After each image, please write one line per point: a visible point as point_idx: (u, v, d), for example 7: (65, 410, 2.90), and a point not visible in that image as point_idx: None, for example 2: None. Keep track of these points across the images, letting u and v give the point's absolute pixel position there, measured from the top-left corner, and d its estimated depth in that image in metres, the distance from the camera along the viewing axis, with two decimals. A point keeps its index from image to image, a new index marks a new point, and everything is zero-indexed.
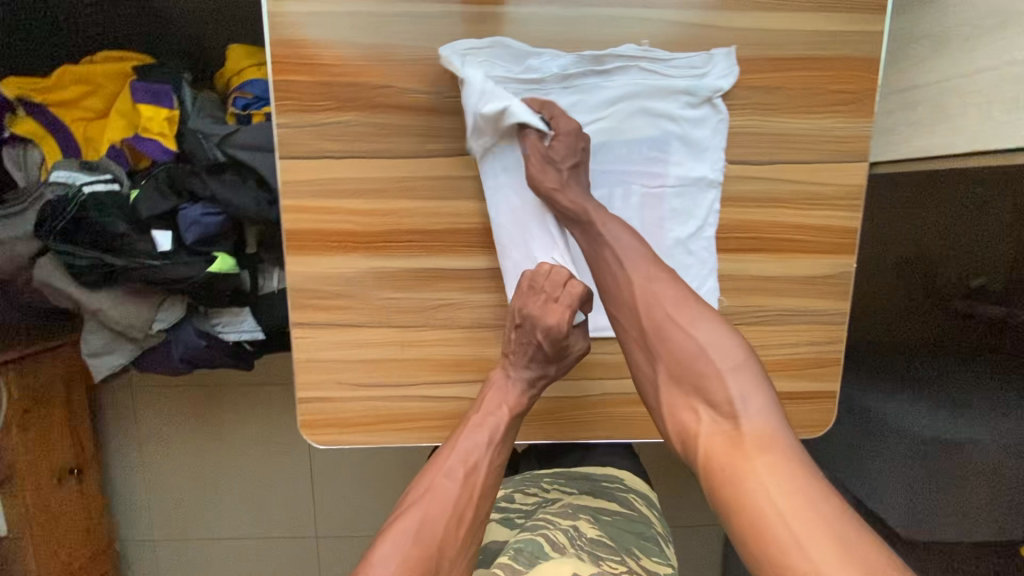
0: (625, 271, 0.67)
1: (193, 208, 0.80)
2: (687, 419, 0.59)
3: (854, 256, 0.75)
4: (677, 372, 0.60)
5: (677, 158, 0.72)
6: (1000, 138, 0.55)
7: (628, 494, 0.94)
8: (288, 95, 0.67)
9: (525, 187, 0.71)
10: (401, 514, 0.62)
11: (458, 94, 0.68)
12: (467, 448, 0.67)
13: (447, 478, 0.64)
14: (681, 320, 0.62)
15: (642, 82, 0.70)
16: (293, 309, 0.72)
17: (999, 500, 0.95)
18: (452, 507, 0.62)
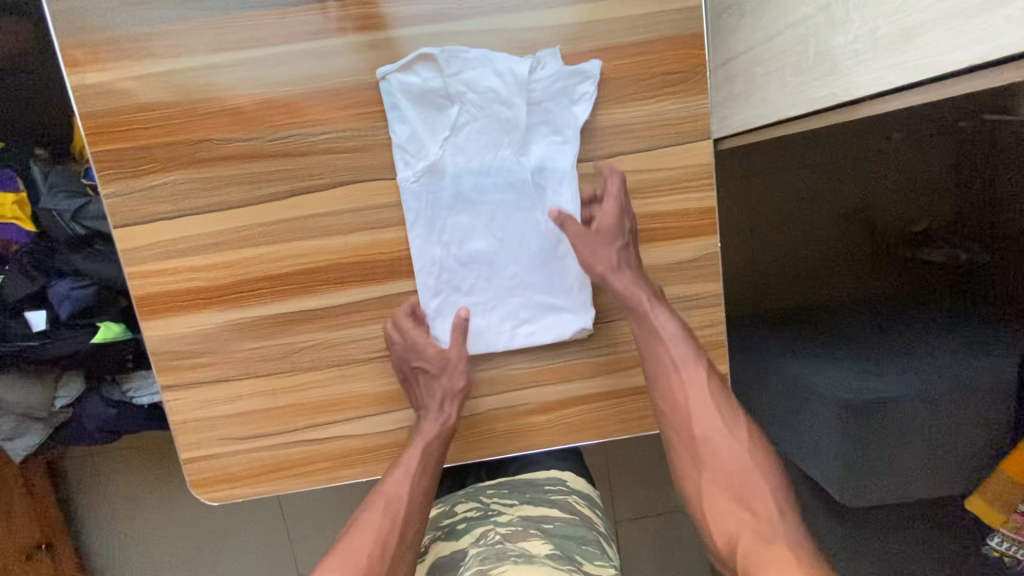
0: (678, 373, 0.69)
1: (61, 284, 0.81)
2: (725, 521, 0.62)
3: (717, 234, 0.73)
4: (726, 478, 0.64)
5: (531, 160, 0.70)
6: (797, 103, 0.53)
7: (569, 498, 0.85)
8: (109, 164, 0.66)
9: (498, 190, 0.70)
10: (334, 553, 0.65)
11: (279, 137, 0.67)
12: (392, 485, 0.70)
13: (373, 513, 0.68)
14: (728, 432, 0.66)
15: (486, 89, 0.67)
16: (159, 373, 0.72)
17: (946, 462, 0.92)
18: (378, 541, 0.66)
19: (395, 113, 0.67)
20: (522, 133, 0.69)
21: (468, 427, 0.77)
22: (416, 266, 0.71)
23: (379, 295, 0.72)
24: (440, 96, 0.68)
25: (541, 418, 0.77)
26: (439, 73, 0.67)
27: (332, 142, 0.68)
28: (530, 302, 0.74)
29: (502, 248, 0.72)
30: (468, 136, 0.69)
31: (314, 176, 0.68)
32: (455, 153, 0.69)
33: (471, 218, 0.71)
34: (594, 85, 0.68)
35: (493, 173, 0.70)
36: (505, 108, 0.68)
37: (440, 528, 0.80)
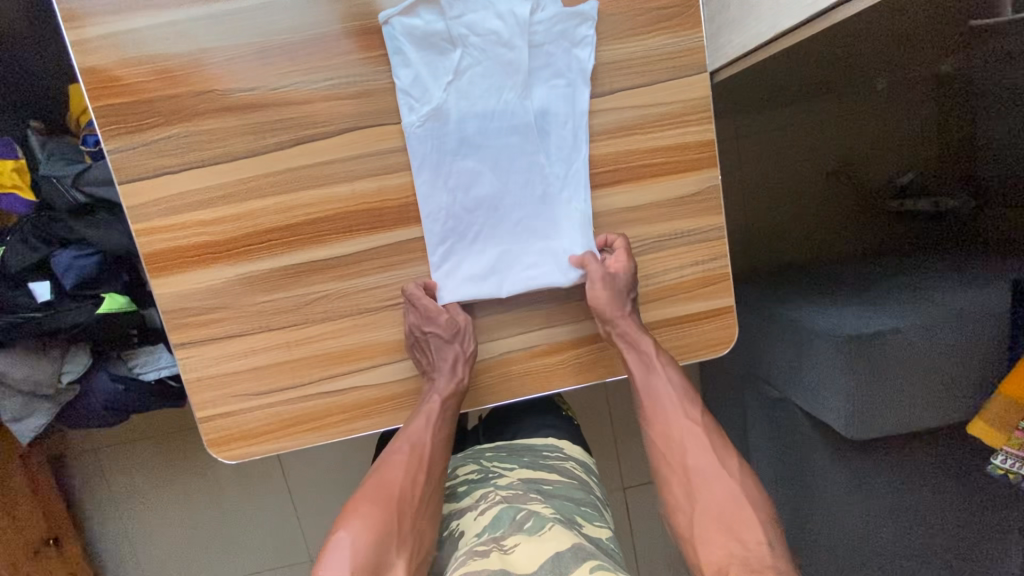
0: (675, 414, 0.72)
1: (64, 254, 0.81)
2: (716, 554, 0.62)
3: (716, 167, 0.74)
4: (716, 507, 0.65)
5: (536, 104, 0.71)
6: (793, 13, 0.56)
7: (567, 464, 0.81)
8: (113, 119, 0.66)
9: (501, 135, 0.71)
10: (360, 496, 0.68)
11: (282, 86, 0.67)
12: (413, 432, 0.71)
13: (396, 458, 0.70)
14: (720, 466, 0.68)
15: (489, 32, 0.68)
16: (171, 331, 0.72)
17: (933, 389, 0.94)
18: (402, 480, 0.68)
19: (398, 58, 0.68)
20: (525, 76, 0.70)
21: (481, 373, 0.77)
22: (422, 209, 0.72)
23: (387, 242, 0.72)
24: (442, 38, 0.68)
25: (554, 360, 0.77)
26: (441, 16, 0.67)
27: (335, 88, 0.68)
28: (536, 246, 0.75)
29: (506, 193, 0.73)
30: (470, 80, 0.69)
31: (319, 124, 0.69)
32: (459, 98, 0.69)
33: (476, 162, 0.72)
34: (593, 26, 0.69)
35: (496, 117, 0.70)
36: (507, 50, 0.69)
37: (440, 489, 0.77)
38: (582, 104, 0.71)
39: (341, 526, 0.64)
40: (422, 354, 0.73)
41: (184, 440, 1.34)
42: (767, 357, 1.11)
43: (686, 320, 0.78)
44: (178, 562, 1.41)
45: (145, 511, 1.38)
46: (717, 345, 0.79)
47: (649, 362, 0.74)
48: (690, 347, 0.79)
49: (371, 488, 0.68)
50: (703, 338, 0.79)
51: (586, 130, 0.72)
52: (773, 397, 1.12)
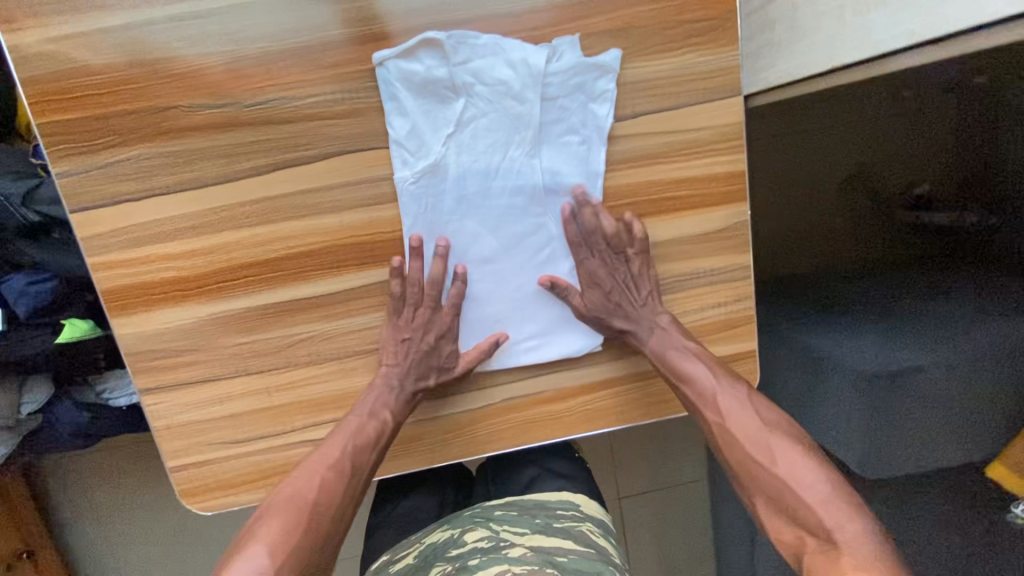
0: (718, 414, 0.65)
1: (15, 279, 0.72)
2: (788, 544, 0.58)
3: (745, 201, 0.67)
4: (773, 497, 0.60)
5: (546, 163, 0.64)
6: (858, 47, 0.47)
7: (583, 527, 0.73)
8: (60, 138, 0.57)
9: (507, 198, 0.64)
10: (274, 509, 0.58)
11: (259, 103, 0.58)
12: (342, 445, 0.63)
13: (322, 474, 0.61)
14: (789, 455, 0.60)
15: (496, 82, 0.60)
16: (136, 374, 0.64)
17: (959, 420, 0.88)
18: (332, 500, 0.60)
19: (392, 104, 0.60)
20: (535, 133, 0.62)
21: (480, 421, 0.70)
22: (412, 267, 0.64)
23: (378, 280, 0.65)
24: (444, 86, 0.60)
25: (561, 407, 0.71)
26: (444, 61, 0.59)
27: (319, 106, 0.59)
28: (539, 316, 0.69)
29: (509, 253, 0.66)
30: (474, 133, 0.62)
31: (301, 146, 0.60)
32: (459, 154, 0.62)
33: (476, 223, 0.64)
34: (615, 80, 0.62)
35: (502, 176, 0.63)
36: (517, 103, 0.61)
37: (446, 561, 0.68)
38: (596, 166, 0.64)
39: (253, 541, 0.55)
40: (398, 358, 0.66)
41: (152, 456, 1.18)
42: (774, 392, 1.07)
43: None
44: None
45: None
46: None
47: (667, 361, 0.67)
48: None
49: (285, 501, 0.59)
50: None
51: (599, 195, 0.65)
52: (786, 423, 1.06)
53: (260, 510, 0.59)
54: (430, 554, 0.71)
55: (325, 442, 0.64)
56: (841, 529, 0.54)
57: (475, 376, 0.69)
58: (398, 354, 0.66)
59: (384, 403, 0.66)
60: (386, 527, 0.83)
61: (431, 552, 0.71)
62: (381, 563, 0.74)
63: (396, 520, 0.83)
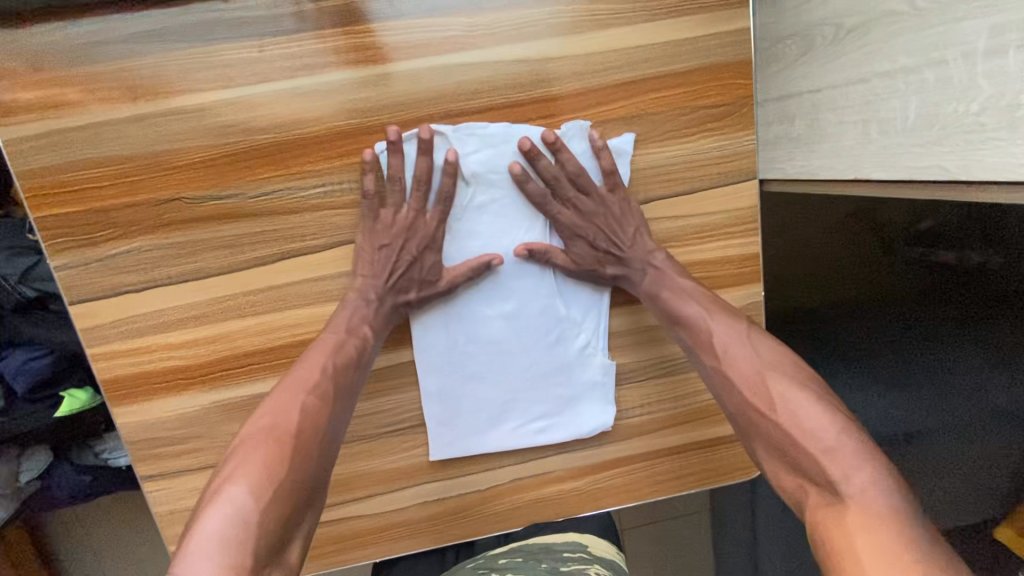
0: (709, 355, 0.58)
1: (14, 357, 0.70)
2: (791, 494, 0.49)
3: (760, 283, 0.66)
4: (775, 446, 0.51)
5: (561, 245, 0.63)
6: (880, 163, 0.50)
7: (591, 570, 0.61)
8: (57, 231, 0.56)
9: (520, 288, 0.63)
10: (254, 441, 0.50)
11: (264, 193, 0.57)
12: (311, 366, 0.56)
13: (306, 398, 0.53)
14: (785, 393, 0.52)
15: (508, 169, 0.59)
16: (137, 462, 0.63)
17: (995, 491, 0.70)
18: (316, 426, 0.52)
19: (404, 199, 0.59)
20: (545, 217, 0.62)
21: (488, 500, 0.69)
22: (420, 355, 0.64)
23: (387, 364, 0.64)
24: (456, 176, 0.59)
25: (571, 485, 0.70)
26: (455, 152, 0.58)
27: (326, 196, 0.58)
28: (547, 397, 0.66)
29: (518, 341, 0.64)
30: (486, 221, 0.61)
31: (307, 237, 0.59)
32: (468, 239, 0.61)
33: (488, 310, 0.63)
34: (628, 164, 0.61)
35: (514, 263, 0.62)
36: (529, 188, 0.60)
37: None
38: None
39: (230, 483, 0.46)
40: (376, 267, 0.59)
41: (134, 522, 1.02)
42: None
43: (717, 442, 0.71)
44: None
45: None
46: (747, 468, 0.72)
47: (658, 300, 0.61)
48: (717, 470, 0.72)
49: (262, 432, 0.51)
50: (734, 460, 0.72)
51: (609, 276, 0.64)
52: None
53: (238, 443, 0.51)
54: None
55: (298, 367, 0.56)
56: (847, 480, 0.45)
57: (483, 458, 0.68)
58: (376, 264, 0.59)
59: (363, 318, 0.59)
60: None
61: None
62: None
63: None
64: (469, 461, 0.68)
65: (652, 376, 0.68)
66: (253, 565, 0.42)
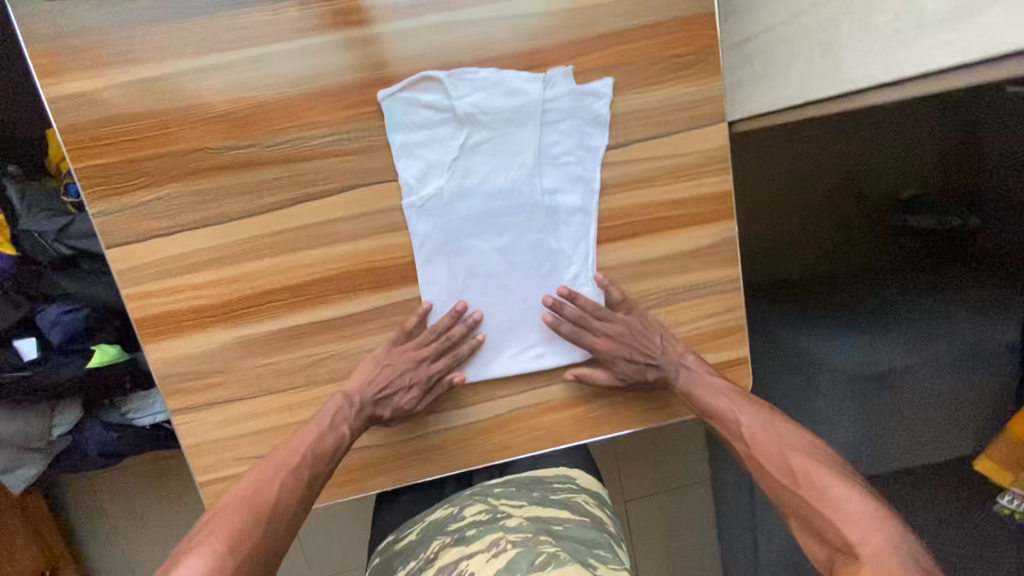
0: (740, 424, 0.69)
1: (50, 310, 0.76)
2: (820, 562, 0.59)
3: (733, 219, 0.72)
4: (802, 518, 0.61)
5: (550, 183, 0.68)
6: (824, 84, 0.58)
7: (577, 497, 0.79)
8: (97, 180, 0.62)
9: (514, 223, 0.69)
10: (234, 507, 0.60)
11: (279, 142, 0.63)
12: (304, 442, 0.66)
13: (285, 477, 0.64)
14: (813, 473, 0.62)
15: (498, 112, 0.65)
16: (167, 396, 0.69)
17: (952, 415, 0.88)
18: (287, 505, 0.62)
19: (403, 139, 0.65)
20: (534, 156, 0.67)
21: (490, 430, 0.75)
22: (422, 288, 0.69)
23: (394, 301, 0.69)
24: (450, 118, 0.65)
25: (566, 414, 0.75)
26: (448, 96, 0.64)
27: (335, 145, 0.64)
28: (542, 325, 0.72)
29: (514, 272, 0.70)
30: (478, 160, 0.67)
31: (319, 182, 0.65)
32: (464, 178, 0.67)
33: (485, 243, 0.69)
34: (608, 104, 0.67)
35: (507, 199, 0.68)
36: (518, 129, 0.66)
37: (447, 535, 0.74)
38: (592, 183, 0.69)
39: (203, 546, 0.56)
40: (367, 378, 0.69)
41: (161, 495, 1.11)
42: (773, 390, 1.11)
43: None
44: None
45: None
46: None
47: (693, 396, 0.72)
48: None
49: (242, 499, 0.61)
50: None
51: (595, 211, 0.69)
52: None
53: (215, 511, 0.61)
54: (431, 530, 0.77)
55: (284, 447, 0.67)
56: (865, 543, 0.55)
57: (485, 389, 0.74)
58: (370, 374, 0.69)
59: (344, 418, 0.68)
60: None
61: (436, 527, 0.77)
62: (390, 542, 0.81)
63: None
64: (471, 391, 0.74)
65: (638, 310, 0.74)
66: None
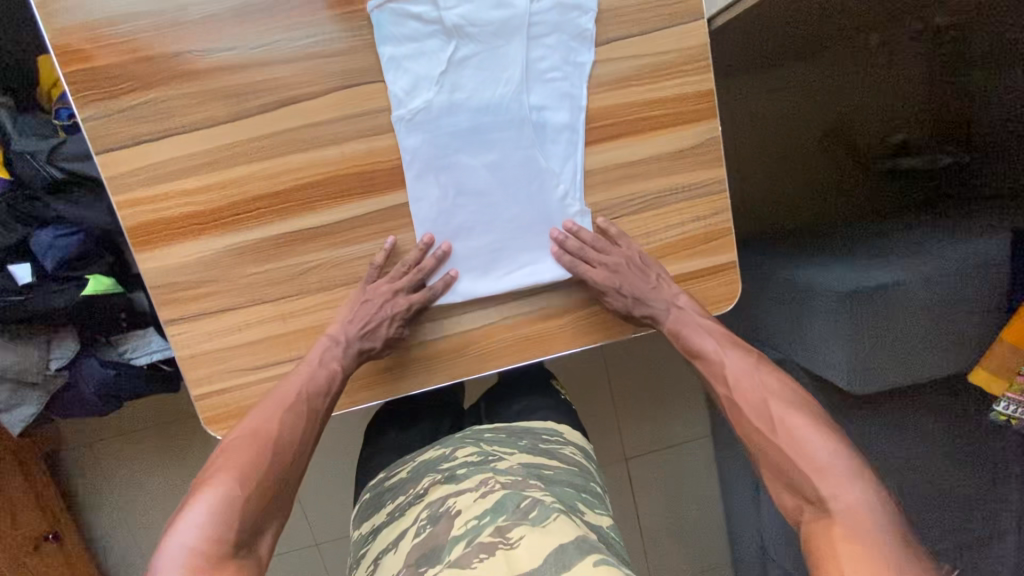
0: (724, 371, 0.68)
1: (43, 234, 0.78)
2: (789, 511, 0.58)
3: (716, 119, 0.73)
4: (774, 467, 0.60)
5: (538, 97, 0.69)
6: None
7: (566, 449, 0.80)
8: (85, 84, 0.63)
9: (503, 140, 0.69)
10: (237, 444, 0.61)
11: (264, 45, 0.64)
12: (301, 381, 0.67)
13: (285, 414, 0.64)
14: (791, 421, 0.61)
15: (487, 26, 0.66)
16: (160, 306, 0.70)
17: (946, 335, 0.87)
18: (291, 438, 0.63)
19: (392, 57, 0.66)
20: (522, 70, 0.68)
21: (481, 340, 0.75)
22: (411, 206, 0.70)
23: (381, 208, 0.70)
24: (437, 29, 0.66)
25: (556, 323, 0.76)
26: (435, 7, 0.65)
27: (319, 46, 0.65)
28: (531, 245, 0.73)
29: (504, 190, 0.71)
30: (466, 73, 0.67)
31: (304, 84, 0.66)
32: (453, 92, 0.67)
33: (474, 159, 0.69)
34: (593, 19, 0.68)
35: (496, 116, 0.68)
36: (506, 43, 0.67)
37: (438, 472, 0.72)
38: (579, 99, 0.70)
39: (210, 482, 0.57)
40: (354, 317, 0.70)
41: (187, 430, 1.20)
42: (761, 322, 1.05)
43: (689, 278, 0.77)
44: None
45: (148, 510, 1.24)
46: (719, 302, 0.78)
47: (681, 335, 0.72)
48: None
49: (246, 436, 0.62)
50: (705, 295, 0.78)
51: (583, 128, 0.70)
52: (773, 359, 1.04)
53: (222, 448, 0.62)
54: (423, 468, 0.76)
55: (281, 386, 0.67)
56: (836, 497, 0.54)
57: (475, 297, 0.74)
58: (355, 314, 0.70)
59: (333, 356, 0.69)
60: (391, 454, 0.88)
61: (427, 463, 0.76)
62: (379, 480, 0.81)
63: (401, 450, 0.88)
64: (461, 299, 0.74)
65: (624, 214, 0.74)
66: (233, 543, 0.53)
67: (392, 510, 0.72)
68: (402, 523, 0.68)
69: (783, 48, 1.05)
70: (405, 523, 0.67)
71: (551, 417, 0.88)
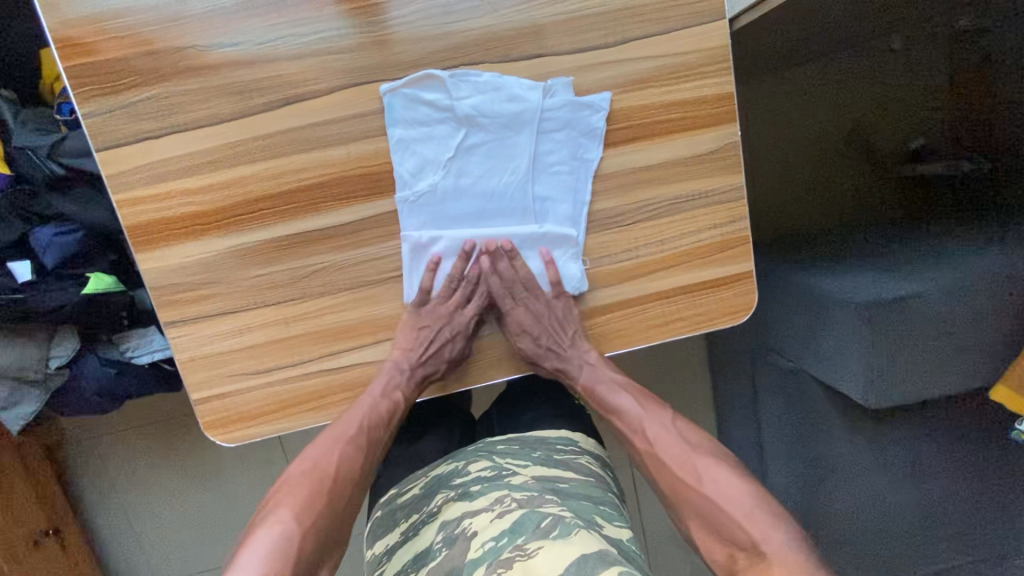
0: (637, 437, 0.72)
1: (44, 231, 0.77)
2: (722, 562, 0.60)
3: (735, 122, 0.70)
4: (703, 517, 0.63)
5: (541, 187, 0.69)
6: None
7: (582, 459, 0.78)
8: (86, 78, 0.61)
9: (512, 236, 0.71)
10: (298, 480, 0.63)
11: (270, 41, 0.62)
12: (370, 408, 0.69)
13: (343, 444, 0.66)
14: (709, 474, 0.65)
15: (499, 120, 0.66)
16: (161, 308, 0.68)
17: (949, 360, 0.84)
18: (349, 473, 0.65)
19: (402, 142, 0.66)
20: (529, 161, 0.68)
21: None
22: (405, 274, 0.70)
23: (387, 210, 0.67)
24: (449, 117, 0.66)
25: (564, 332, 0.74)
26: (448, 95, 0.65)
27: (325, 43, 0.63)
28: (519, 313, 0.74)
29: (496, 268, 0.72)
30: (473, 159, 0.67)
31: (311, 82, 0.64)
32: (458, 176, 0.67)
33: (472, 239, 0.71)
34: (604, 118, 0.68)
35: (498, 207, 0.69)
36: (514, 135, 0.67)
37: (450, 488, 0.69)
38: (583, 194, 0.70)
39: (275, 513, 0.59)
40: (412, 343, 0.72)
41: (189, 428, 1.19)
42: (774, 327, 1.02)
43: (706, 286, 0.74)
44: (196, 554, 1.24)
45: (152, 505, 1.23)
46: (734, 312, 0.75)
47: (596, 394, 0.76)
48: (707, 315, 0.75)
49: (307, 469, 0.64)
50: (721, 305, 0.75)
51: (584, 221, 0.70)
52: (787, 368, 1.01)
53: (282, 480, 0.64)
54: (436, 483, 0.73)
55: (348, 415, 0.69)
56: (767, 541, 0.57)
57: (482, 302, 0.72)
58: (414, 340, 0.72)
59: (396, 385, 0.72)
60: (395, 462, 0.86)
61: (438, 479, 0.74)
62: (391, 496, 0.78)
63: (405, 458, 0.86)
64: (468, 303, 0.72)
65: (640, 220, 0.71)
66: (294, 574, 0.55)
67: (406, 529, 0.70)
68: (419, 543, 0.66)
69: (807, 42, 0.99)
70: (418, 547, 0.65)
71: (561, 426, 0.85)
